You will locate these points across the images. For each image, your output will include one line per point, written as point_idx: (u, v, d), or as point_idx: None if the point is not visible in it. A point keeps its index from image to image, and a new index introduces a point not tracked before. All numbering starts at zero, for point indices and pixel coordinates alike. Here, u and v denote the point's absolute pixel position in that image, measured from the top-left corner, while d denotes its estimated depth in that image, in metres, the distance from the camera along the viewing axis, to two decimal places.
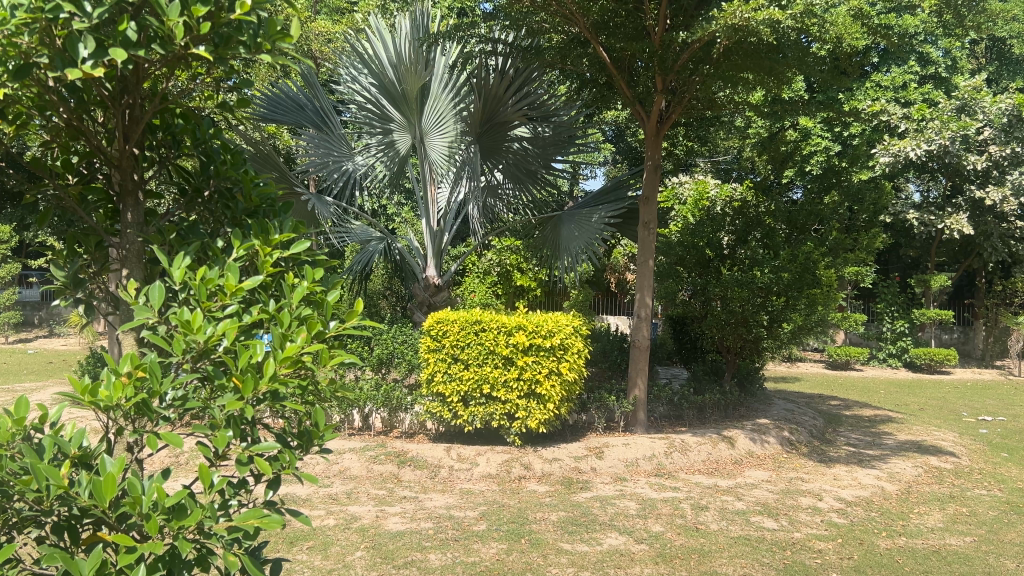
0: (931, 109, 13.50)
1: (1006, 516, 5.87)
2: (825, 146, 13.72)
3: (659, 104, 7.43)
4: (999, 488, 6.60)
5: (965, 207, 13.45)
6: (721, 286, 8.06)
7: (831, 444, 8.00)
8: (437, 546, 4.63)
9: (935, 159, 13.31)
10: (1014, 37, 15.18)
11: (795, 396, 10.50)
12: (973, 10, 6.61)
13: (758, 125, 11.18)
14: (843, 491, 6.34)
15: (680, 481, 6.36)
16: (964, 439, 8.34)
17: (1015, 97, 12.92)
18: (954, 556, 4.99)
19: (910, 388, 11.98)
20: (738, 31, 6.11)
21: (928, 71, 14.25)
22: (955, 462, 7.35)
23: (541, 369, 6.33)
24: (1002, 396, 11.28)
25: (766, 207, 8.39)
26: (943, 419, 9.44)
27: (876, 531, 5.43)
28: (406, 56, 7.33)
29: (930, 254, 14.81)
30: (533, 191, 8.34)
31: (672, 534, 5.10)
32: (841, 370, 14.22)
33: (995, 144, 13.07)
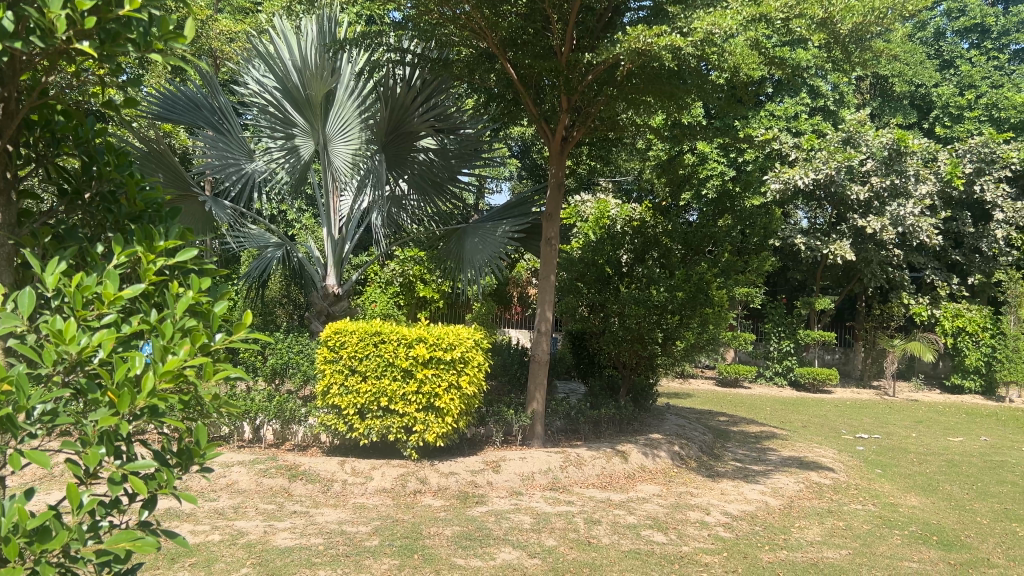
0: (820, 140, 14.19)
1: (878, 530, 6.18)
2: (720, 170, 14.21)
3: (563, 123, 7.52)
4: (873, 503, 6.94)
5: (849, 235, 14.13)
6: (620, 303, 8.28)
7: (719, 459, 8.23)
8: (326, 562, 4.53)
9: (822, 187, 13.96)
10: (895, 76, 16.13)
11: (686, 412, 10.78)
12: (860, 47, 7.05)
13: (659, 149, 11.47)
14: (729, 506, 6.54)
15: (575, 495, 6.43)
16: (842, 456, 8.74)
17: (895, 132, 13.70)
18: (830, 568, 5.21)
19: (794, 406, 12.47)
20: (642, 56, 6.27)
21: (817, 103, 14.95)
22: (833, 478, 7.68)
23: (440, 382, 6.29)
24: (877, 415, 11.90)
25: (663, 227, 8.67)
26: (823, 436, 9.87)
27: (759, 544, 5.61)
28: (311, 61, 7.19)
29: (815, 277, 15.51)
30: (437, 203, 8.37)
31: (564, 548, 5.14)
32: (730, 387, 14.69)
33: (876, 176, 13.76)
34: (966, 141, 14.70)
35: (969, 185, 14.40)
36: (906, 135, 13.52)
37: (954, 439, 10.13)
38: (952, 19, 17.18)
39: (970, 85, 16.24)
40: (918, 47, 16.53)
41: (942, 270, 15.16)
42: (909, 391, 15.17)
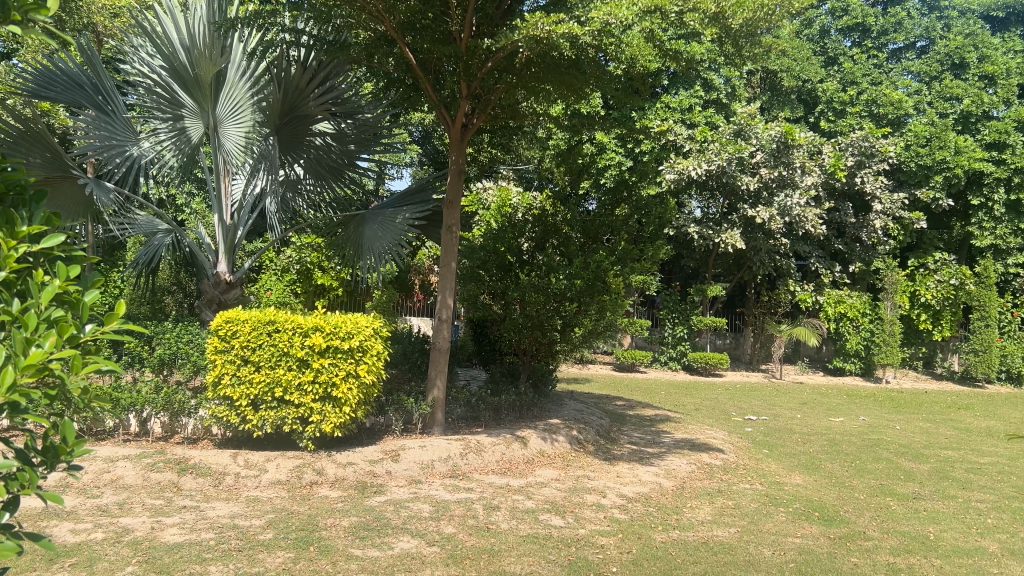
0: (712, 132, 14.61)
1: (764, 507, 6.44)
2: (618, 160, 14.45)
3: (463, 109, 7.45)
4: (760, 482, 7.23)
5: (739, 224, 14.61)
6: (520, 290, 8.32)
7: (615, 443, 8.41)
8: (218, 557, 4.40)
9: (714, 178, 14.39)
10: (784, 71, 16.75)
11: (584, 397, 10.96)
12: (750, 42, 7.30)
13: (558, 138, 11.56)
14: (624, 488, 6.69)
15: (474, 481, 6.45)
16: (732, 437, 9.05)
17: (783, 126, 14.29)
18: (719, 546, 5.41)
19: (687, 389, 12.85)
20: (540, 44, 6.30)
21: (711, 96, 15.35)
22: (723, 459, 7.96)
23: (338, 372, 6.19)
24: (765, 397, 12.39)
25: (563, 216, 8.76)
26: (715, 418, 10.22)
27: (653, 525, 5.77)
28: (200, 41, 6.97)
29: (708, 265, 16.00)
30: (335, 188, 8.24)
31: (463, 535, 5.15)
32: (626, 372, 15.01)
33: (765, 167, 14.28)
34: (848, 136, 15.40)
35: (851, 178, 15.09)
36: (794, 129, 14.08)
37: (835, 419, 10.67)
38: (836, 18, 17.94)
39: (851, 82, 17.01)
40: (804, 44, 17.22)
41: (825, 259, 15.78)
42: (795, 374, 15.87)
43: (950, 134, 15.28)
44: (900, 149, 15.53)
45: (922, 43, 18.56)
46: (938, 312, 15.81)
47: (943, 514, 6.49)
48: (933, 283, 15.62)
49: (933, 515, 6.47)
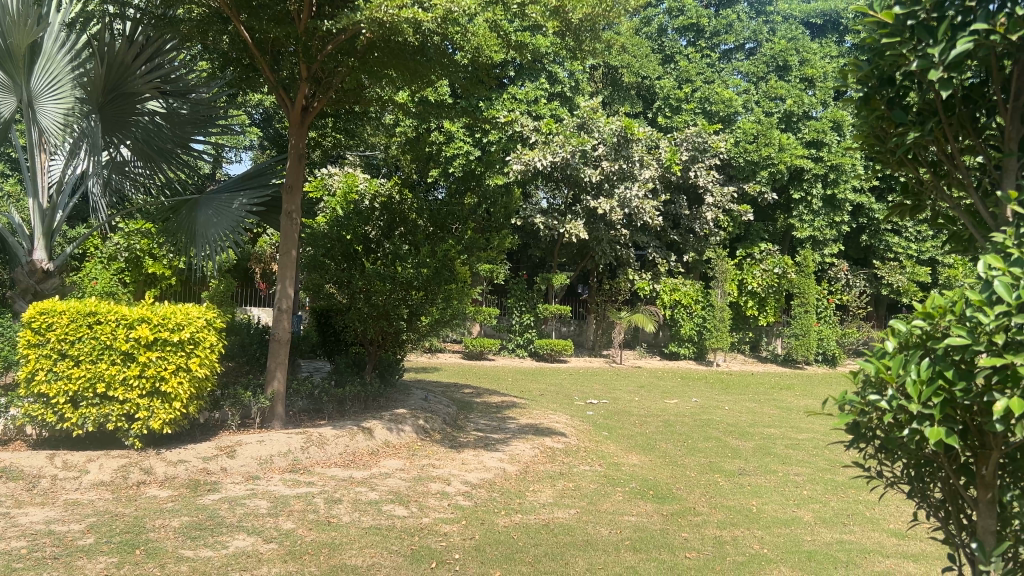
0: (557, 125, 14.78)
1: (603, 487, 6.67)
2: (466, 150, 14.45)
3: (303, 91, 7.19)
4: (600, 463, 7.47)
5: (582, 215, 14.91)
6: (365, 279, 8.15)
7: (462, 430, 8.44)
8: (30, 566, 4.07)
9: (559, 169, 14.64)
10: (625, 67, 17.29)
11: (431, 385, 10.93)
12: (590, 35, 7.50)
13: (405, 124, 11.45)
14: (468, 475, 6.74)
15: (315, 475, 6.29)
16: (574, 421, 9.29)
17: (622, 121, 14.73)
18: (559, 527, 5.55)
19: (533, 376, 13.08)
20: (383, 27, 6.15)
21: (556, 88, 15.62)
22: (565, 442, 8.16)
23: (167, 366, 5.88)
24: (606, 381, 12.80)
25: (410, 203, 8.69)
26: (559, 403, 10.46)
27: (496, 510, 5.84)
28: (12, 8, 6.16)
29: (553, 255, 16.31)
30: (166, 172, 7.81)
31: (302, 530, 5.02)
32: (475, 360, 15.07)
33: (606, 160, 14.70)
34: (683, 132, 16.07)
35: (685, 172, 15.79)
36: (633, 125, 14.55)
37: (670, 401, 11.19)
38: (673, 17, 18.73)
39: (687, 80, 17.78)
40: (643, 42, 17.85)
41: (662, 249, 16.46)
42: (635, 359, 16.49)
43: (774, 132, 16.35)
44: (731, 145, 16.38)
45: (750, 44, 19.75)
46: (762, 299, 16.89)
47: (765, 488, 6.94)
48: (759, 272, 16.62)
49: (757, 489, 6.91)
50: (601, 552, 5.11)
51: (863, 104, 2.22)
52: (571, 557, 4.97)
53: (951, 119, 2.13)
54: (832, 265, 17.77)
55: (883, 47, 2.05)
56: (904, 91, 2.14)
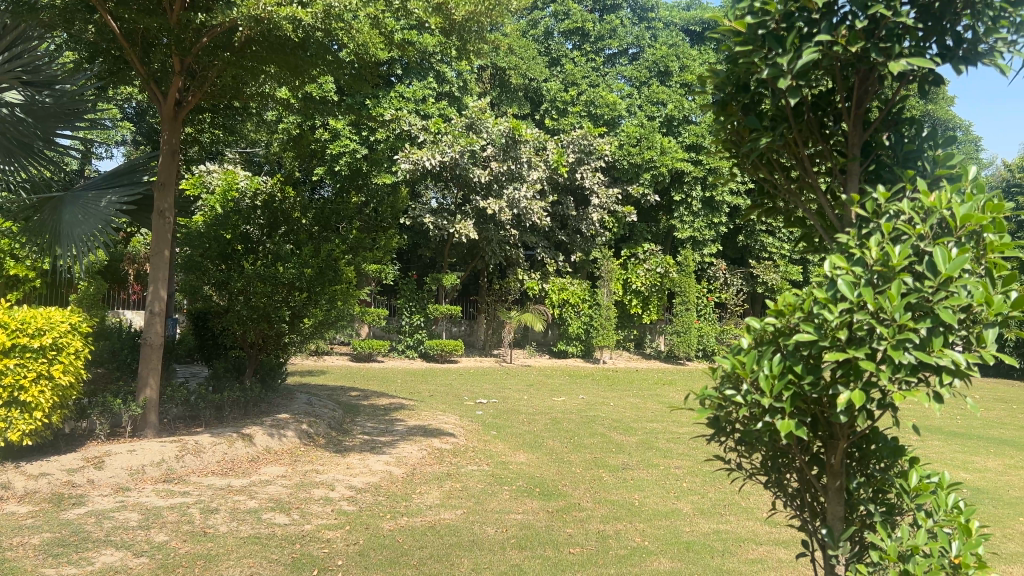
0: (445, 124, 14.71)
1: (490, 487, 6.69)
2: (352, 148, 14.21)
3: (176, 85, 6.90)
4: (487, 462, 7.49)
5: (472, 216, 14.84)
6: (243, 279, 7.78)
7: (347, 434, 8.29)
8: None
9: (448, 169, 14.51)
10: (512, 68, 17.40)
11: (316, 389, 10.70)
12: (474, 36, 7.52)
13: (288, 122, 11.17)
14: (353, 479, 6.63)
15: (191, 485, 6.04)
16: (463, 421, 9.29)
17: (510, 122, 14.81)
18: (446, 529, 5.53)
19: (422, 377, 12.99)
20: (261, 22, 5.96)
21: (443, 87, 15.58)
22: (453, 443, 8.14)
23: (26, 374, 5.50)
24: (495, 381, 12.87)
25: (293, 202, 8.47)
26: (447, 404, 10.43)
27: (381, 514, 5.77)
28: None
29: (443, 255, 16.23)
30: (30, 169, 7.29)
31: (176, 542, 4.81)
32: (363, 361, 14.81)
33: (495, 161, 14.71)
34: (569, 134, 16.32)
35: (572, 173, 16.04)
36: (520, 126, 14.66)
37: (558, 398, 11.34)
38: (558, 21, 19.02)
39: (572, 83, 18.07)
40: (529, 43, 18.02)
41: (550, 249, 16.63)
42: (524, 358, 16.62)
43: (656, 136, 16.84)
44: (615, 148, 16.75)
45: (633, 49, 20.27)
46: (647, 297, 17.36)
47: (646, 482, 7.12)
48: (643, 271, 17.06)
49: (639, 483, 7.09)
50: (486, 551, 5.12)
51: (721, 109, 2.30)
52: (456, 558, 4.96)
53: (800, 125, 2.24)
54: (711, 264, 18.43)
55: (737, 54, 2.12)
56: (758, 97, 2.23)
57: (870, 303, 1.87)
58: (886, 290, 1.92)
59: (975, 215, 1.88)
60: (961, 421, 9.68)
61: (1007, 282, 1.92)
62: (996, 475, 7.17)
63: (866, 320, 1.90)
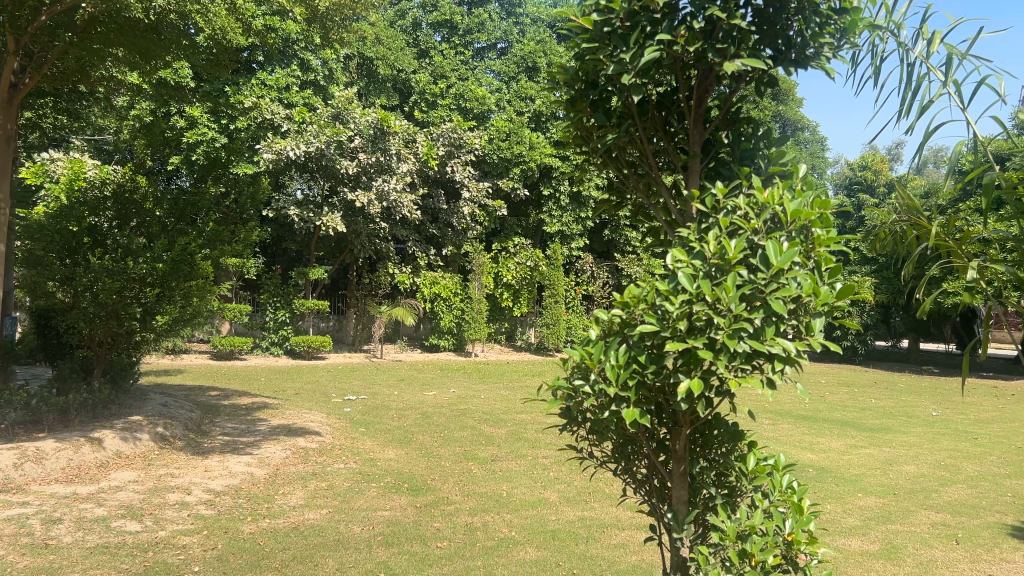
0: (310, 114, 14.27)
1: (356, 485, 6.58)
2: (212, 137, 13.64)
3: (12, 65, 6.36)
4: (354, 460, 7.36)
5: (339, 208, 14.45)
6: (91, 275, 7.30)
7: (207, 435, 7.96)
8: None
9: (313, 160, 14.04)
10: (379, 58, 17.18)
11: (173, 389, 10.21)
12: (338, 25, 7.36)
13: (141, 108, 10.59)
14: (211, 482, 6.36)
15: (31, 494, 5.64)
16: (329, 419, 9.09)
17: (378, 112, 14.53)
18: (309, 529, 5.40)
19: (288, 374, 12.64)
20: (107, 2, 5.63)
21: (308, 76, 15.21)
22: (319, 441, 7.95)
23: None
24: (364, 376, 12.68)
25: (147, 192, 7.98)
26: (314, 402, 10.18)
27: (241, 517, 5.57)
28: None
29: (309, 248, 15.82)
30: None
31: (13, 557, 4.48)
32: (225, 359, 14.23)
33: (364, 153, 14.38)
34: (438, 128, 16.25)
35: (442, 167, 15.98)
36: (388, 117, 14.43)
37: (427, 393, 11.29)
38: (426, 13, 18.92)
39: (441, 75, 18.01)
40: (396, 34, 17.81)
41: (421, 243, 16.48)
42: (395, 353, 16.44)
43: (524, 131, 17.02)
44: (485, 142, 16.80)
45: (501, 44, 20.40)
46: (517, 291, 17.56)
47: (514, 473, 7.20)
48: (514, 265, 17.27)
49: (507, 474, 7.15)
50: (352, 550, 5.03)
51: (571, 105, 2.33)
52: (320, 559, 4.84)
53: (645, 122, 2.30)
54: (579, 257, 18.80)
55: (583, 50, 2.16)
56: (606, 94, 2.27)
57: (708, 293, 1.93)
58: (723, 282, 1.99)
59: (803, 211, 1.98)
60: (808, 403, 10.29)
61: (832, 274, 2.04)
62: (839, 455, 7.66)
63: (704, 310, 1.96)
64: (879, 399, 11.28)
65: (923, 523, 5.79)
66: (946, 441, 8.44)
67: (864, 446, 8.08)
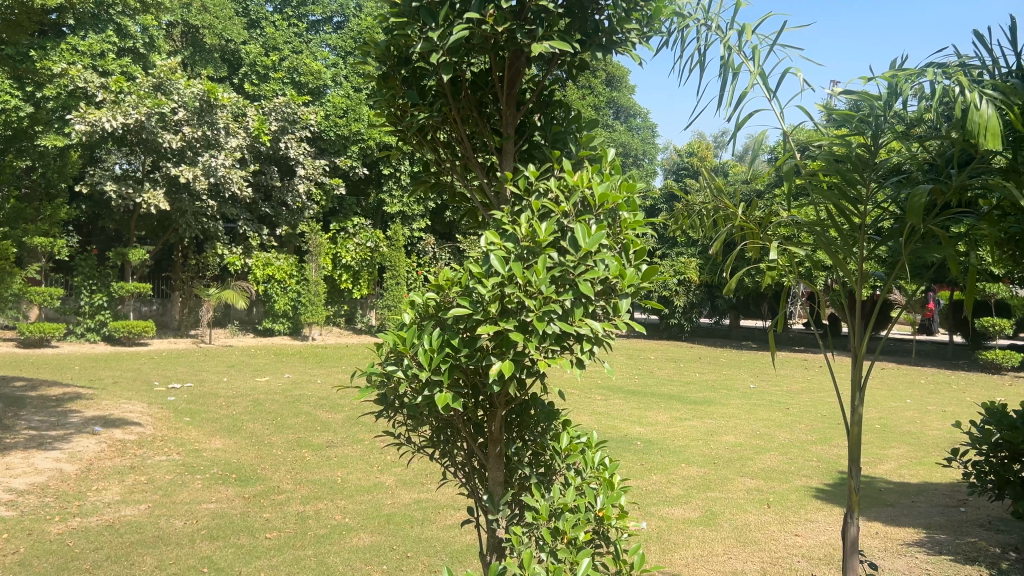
0: (128, 83, 13.33)
1: (179, 477, 6.25)
2: (15, 105, 12.50)
3: None
4: (177, 451, 6.99)
5: (162, 183, 13.61)
6: None
7: (9, 430, 7.31)
8: None
9: (131, 133, 13.13)
10: (205, 27, 16.35)
11: None
12: None
13: None
14: (13, 481, 5.85)
15: None
16: (151, 409, 8.59)
17: (204, 84, 13.77)
18: (126, 527, 5.07)
19: (106, 362, 11.84)
20: None
21: (125, 43, 14.27)
22: (138, 433, 7.49)
23: None
24: (191, 363, 12.07)
25: None
26: (134, 391, 9.58)
27: (48, 517, 5.16)
28: None
29: (129, 227, 14.84)
30: None
31: None
32: (34, 347, 13.12)
33: (188, 126, 13.59)
34: (270, 101, 15.65)
35: (275, 143, 15.38)
36: (216, 89, 13.71)
37: (259, 378, 10.90)
38: None
39: (273, 47, 17.35)
40: (225, 2, 16.98)
41: (253, 222, 15.77)
42: (225, 337, 15.74)
43: (362, 108, 16.73)
44: (321, 119, 16.33)
45: (338, 19, 19.89)
46: (356, 272, 17.25)
47: (349, 458, 7.07)
48: (353, 246, 16.99)
49: (341, 460, 7.00)
50: (174, 546, 4.78)
51: (383, 81, 2.25)
52: (137, 557, 4.56)
53: (458, 102, 2.27)
54: (420, 238, 18.70)
55: (392, 24, 2.10)
56: (419, 72, 2.22)
57: (518, 275, 1.90)
58: (534, 264, 1.98)
59: (611, 195, 2.02)
60: (638, 380, 10.75)
61: (638, 256, 2.08)
62: (665, 427, 8.03)
63: (515, 292, 1.94)
64: (703, 374, 11.93)
65: (739, 489, 6.17)
66: (761, 411, 9.04)
67: (687, 418, 8.51)
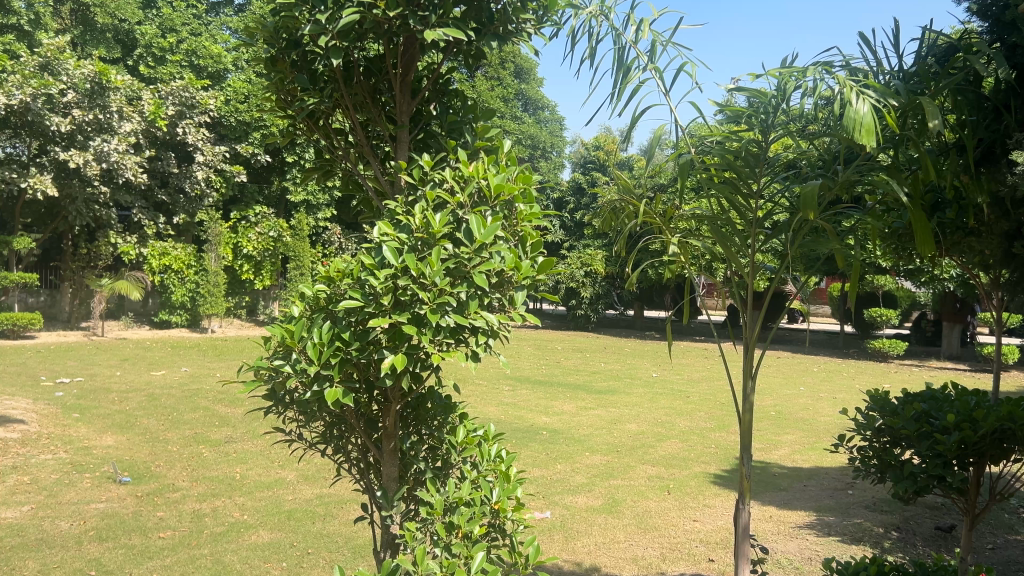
0: (11, 61, 12.60)
1: (66, 477, 5.96)
2: None
3: None
4: (65, 450, 6.66)
5: (49, 168, 12.85)
6: None
7: None
8: None
9: (15, 115, 12.39)
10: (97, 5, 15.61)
11: None
12: None
13: None
14: None
15: None
16: (36, 405, 8.16)
17: (95, 65, 13.16)
18: (6, 530, 4.80)
19: None
20: None
21: (8, 20, 13.53)
22: (21, 431, 7.10)
23: None
24: (80, 357, 11.54)
25: None
26: (18, 386, 9.08)
27: None
28: None
29: (12, 214, 14.04)
30: None
31: None
32: None
33: (78, 109, 12.96)
34: (167, 85, 15.12)
35: (172, 128, 14.82)
36: (108, 70, 13.12)
37: (154, 372, 10.50)
38: None
39: (170, 29, 16.73)
40: None
41: (149, 210, 15.09)
42: (119, 330, 15.12)
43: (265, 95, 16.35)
44: (221, 104, 15.89)
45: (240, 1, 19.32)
46: (258, 263, 16.83)
47: (249, 453, 6.88)
48: (254, 235, 16.53)
49: (241, 456, 6.81)
50: (59, 549, 4.55)
51: (271, 64, 2.18)
52: (18, 561, 4.32)
53: (351, 89, 2.21)
54: (326, 228, 18.42)
55: (279, 5, 2.02)
56: (308, 56, 2.15)
57: (412, 268, 1.86)
58: (428, 256, 1.94)
59: (506, 185, 2.01)
60: (544, 370, 10.84)
61: (534, 248, 2.08)
62: (570, 417, 8.12)
63: (409, 285, 1.89)
64: (608, 363, 12.14)
65: (641, 476, 6.30)
66: (663, 400, 9.26)
67: (592, 407, 8.63)
